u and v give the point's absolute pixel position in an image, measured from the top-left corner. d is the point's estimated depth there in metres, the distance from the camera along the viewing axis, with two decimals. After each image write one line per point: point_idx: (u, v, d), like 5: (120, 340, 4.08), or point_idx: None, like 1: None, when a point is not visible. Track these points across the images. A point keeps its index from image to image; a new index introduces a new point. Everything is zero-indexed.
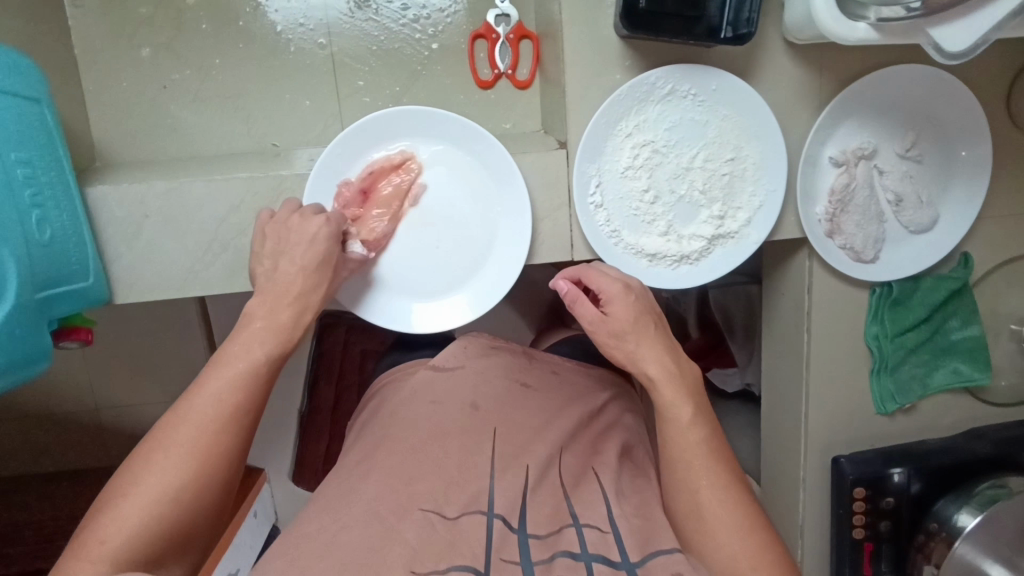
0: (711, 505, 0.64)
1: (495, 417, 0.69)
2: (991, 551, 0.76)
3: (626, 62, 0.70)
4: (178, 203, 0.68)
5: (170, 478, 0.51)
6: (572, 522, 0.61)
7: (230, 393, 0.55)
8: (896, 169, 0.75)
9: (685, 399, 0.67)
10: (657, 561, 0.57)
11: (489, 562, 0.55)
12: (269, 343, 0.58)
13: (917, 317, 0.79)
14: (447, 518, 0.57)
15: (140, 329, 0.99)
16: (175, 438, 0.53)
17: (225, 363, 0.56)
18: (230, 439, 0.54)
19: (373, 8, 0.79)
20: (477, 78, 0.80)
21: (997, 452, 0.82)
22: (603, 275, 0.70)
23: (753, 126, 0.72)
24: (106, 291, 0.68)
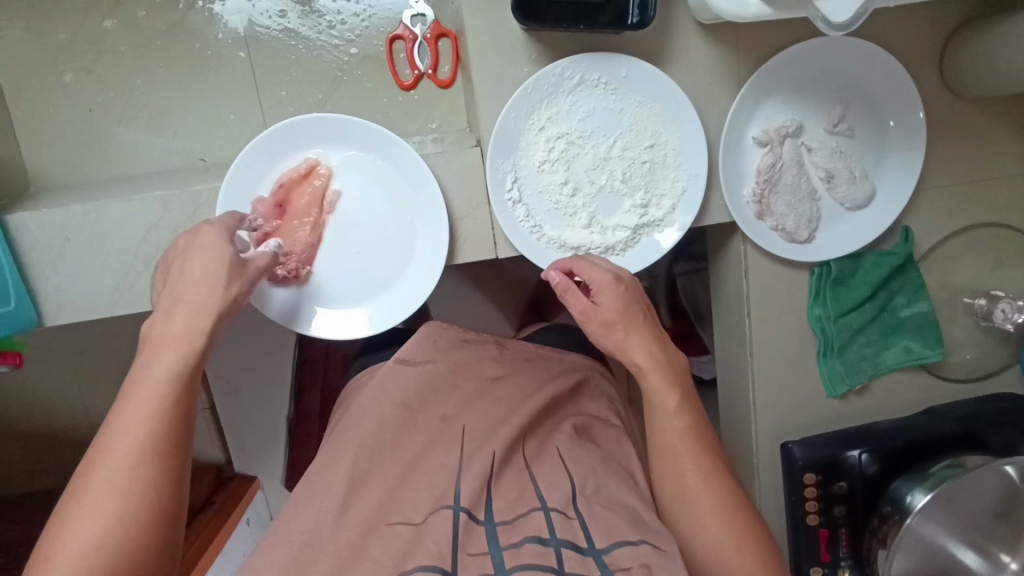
0: (698, 487, 0.62)
1: (466, 417, 0.69)
2: (963, 537, 0.75)
3: (533, 56, 0.70)
4: (97, 223, 0.69)
5: (97, 532, 0.45)
6: (539, 506, 0.60)
7: (147, 416, 0.49)
8: (823, 145, 0.73)
9: (672, 387, 0.65)
10: (626, 548, 0.57)
11: (455, 560, 0.56)
12: (174, 357, 0.53)
13: (858, 296, 0.77)
14: (415, 525, 0.59)
15: (107, 345, 1.02)
16: (93, 485, 0.46)
17: (134, 393, 0.50)
18: (153, 474, 0.48)
19: (288, 18, 0.79)
20: (398, 82, 0.80)
21: (961, 429, 0.79)
22: (591, 266, 0.68)
23: (668, 112, 0.72)
24: (35, 315, 0.70)
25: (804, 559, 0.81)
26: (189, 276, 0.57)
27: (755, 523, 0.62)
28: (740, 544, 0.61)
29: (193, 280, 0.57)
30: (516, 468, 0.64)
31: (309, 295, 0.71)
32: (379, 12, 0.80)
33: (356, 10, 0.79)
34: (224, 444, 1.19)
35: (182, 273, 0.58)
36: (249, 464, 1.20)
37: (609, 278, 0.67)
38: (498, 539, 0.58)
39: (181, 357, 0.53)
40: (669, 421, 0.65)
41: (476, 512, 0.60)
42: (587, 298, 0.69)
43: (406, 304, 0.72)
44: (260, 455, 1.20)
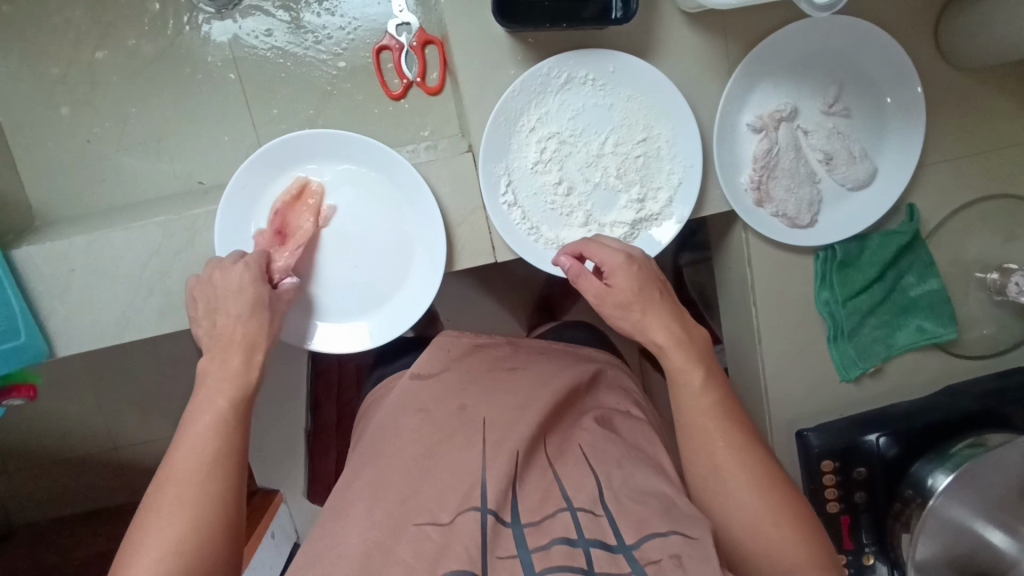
0: (731, 469, 0.61)
1: (484, 407, 0.68)
2: (984, 513, 0.71)
3: (519, 57, 0.69)
4: (100, 253, 0.70)
5: (175, 538, 0.49)
6: (566, 507, 0.58)
7: (215, 434, 0.55)
8: (820, 127, 0.72)
9: (696, 363, 0.63)
10: (655, 540, 0.55)
11: (486, 561, 0.54)
12: (227, 384, 0.57)
13: (866, 278, 0.76)
14: (443, 525, 0.57)
15: (124, 368, 1.04)
16: (167, 499, 0.51)
17: (196, 417, 0.55)
18: (220, 488, 0.53)
19: (276, 37, 0.80)
20: (387, 92, 0.80)
21: (981, 406, 0.78)
22: (602, 247, 0.66)
23: (658, 104, 0.71)
24: (46, 347, 0.71)
25: None
26: (223, 299, 0.61)
27: (794, 502, 0.61)
28: (781, 518, 0.59)
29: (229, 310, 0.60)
30: (539, 467, 0.63)
31: (312, 312, 0.71)
32: (364, 24, 0.80)
33: (342, 23, 0.80)
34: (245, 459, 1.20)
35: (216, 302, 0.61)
36: (272, 479, 1.20)
37: (622, 257, 0.65)
38: (526, 542, 0.56)
39: (238, 381, 0.58)
40: (697, 399, 0.63)
41: (504, 514, 0.58)
42: (601, 281, 0.67)
43: (410, 313, 0.72)
44: (283, 468, 1.20)
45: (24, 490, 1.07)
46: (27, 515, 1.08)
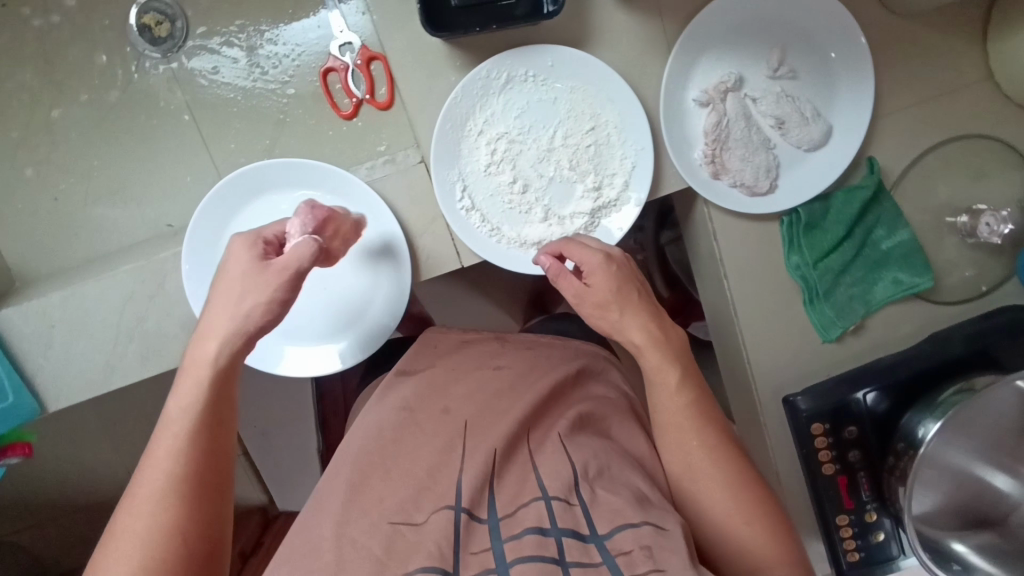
0: (703, 465, 0.66)
1: (467, 410, 0.69)
2: (990, 460, 0.73)
3: (456, 63, 0.70)
4: (76, 306, 0.72)
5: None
6: (541, 495, 0.60)
7: (169, 463, 0.52)
8: (767, 93, 0.72)
9: (671, 362, 0.67)
10: (627, 531, 0.57)
11: (457, 559, 0.56)
12: (183, 402, 0.55)
13: (834, 237, 0.76)
14: (416, 525, 0.58)
15: (128, 411, 1.07)
16: (122, 535, 0.50)
17: (159, 440, 0.53)
18: (171, 521, 0.50)
19: (223, 74, 0.81)
20: (339, 113, 0.80)
21: (970, 348, 0.77)
22: (581, 247, 0.68)
23: (602, 91, 0.71)
24: (38, 404, 0.73)
25: (830, 510, 0.79)
26: (226, 281, 0.59)
27: (764, 499, 0.65)
28: (751, 517, 0.63)
29: (227, 301, 0.58)
30: (518, 463, 0.64)
31: (289, 339, 0.73)
32: (308, 50, 0.81)
33: (286, 50, 0.81)
34: (261, 484, 1.22)
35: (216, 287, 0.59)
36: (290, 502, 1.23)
37: (600, 257, 0.67)
38: (500, 531, 0.58)
39: (198, 392, 0.55)
40: (672, 399, 0.67)
41: (477, 511, 0.59)
42: (581, 281, 0.69)
43: (383, 326, 0.73)
44: (297, 490, 1.23)
45: (49, 540, 1.10)
46: (56, 564, 1.12)
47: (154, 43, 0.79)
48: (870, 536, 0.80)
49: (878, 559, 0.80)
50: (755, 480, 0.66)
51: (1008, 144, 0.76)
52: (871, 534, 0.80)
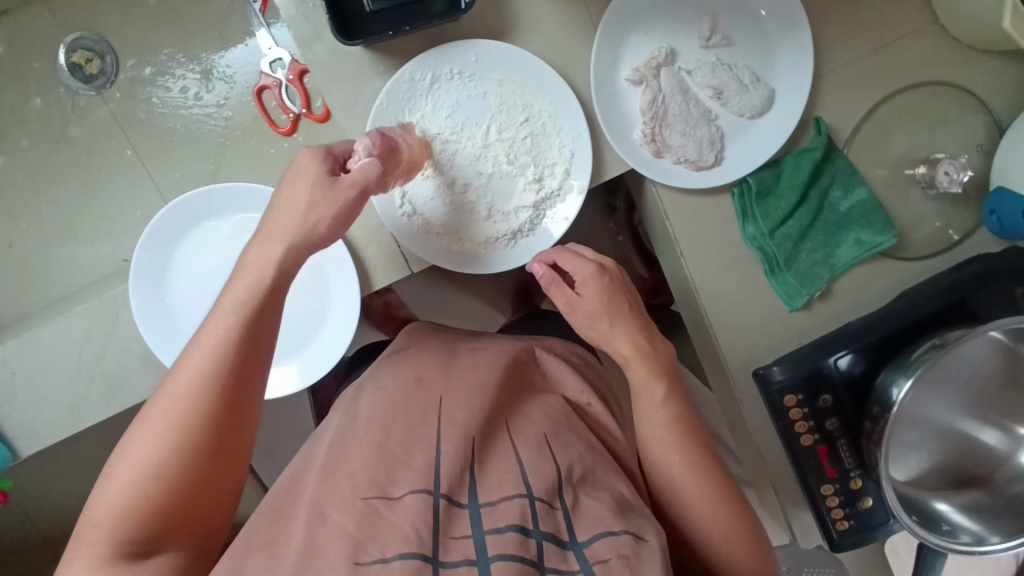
0: (681, 474, 0.65)
1: (443, 387, 0.65)
2: (977, 416, 0.72)
3: (380, 68, 0.69)
4: (34, 351, 0.74)
5: (155, 458, 0.47)
6: (525, 493, 0.56)
7: (215, 351, 0.51)
8: (702, 64, 0.70)
9: (658, 377, 0.66)
10: (603, 539, 0.55)
11: (437, 545, 0.51)
12: (239, 295, 0.55)
13: (788, 204, 0.74)
14: (391, 500, 0.54)
15: None
16: (160, 412, 0.49)
17: (211, 322, 0.53)
18: (209, 410, 0.50)
19: (159, 105, 0.81)
20: (277, 131, 0.76)
21: (948, 299, 0.74)
22: (575, 256, 0.68)
23: (531, 81, 0.70)
24: (10, 451, 0.74)
25: (813, 480, 0.77)
26: (293, 188, 0.59)
27: (736, 504, 0.64)
28: (731, 534, 0.63)
29: (291, 210, 0.58)
30: (496, 450, 0.61)
31: None
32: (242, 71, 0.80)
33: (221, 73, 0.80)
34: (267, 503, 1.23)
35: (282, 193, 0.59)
36: None
37: (591, 269, 0.66)
38: (482, 520, 0.54)
39: (251, 290, 0.55)
40: (656, 413, 0.66)
41: (456, 497, 0.55)
42: (572, 289, 0.69)
43: (340, 334, 0.73)
44: None
45: None
46: None
47: (86, 81, 0.80)
48: (858, 503, 0.77)
49: (870, 525, 0.77)
50: (724, 478, 0.66)
51: (960, 88, 0.74)
52: (859, 501, 0.77)
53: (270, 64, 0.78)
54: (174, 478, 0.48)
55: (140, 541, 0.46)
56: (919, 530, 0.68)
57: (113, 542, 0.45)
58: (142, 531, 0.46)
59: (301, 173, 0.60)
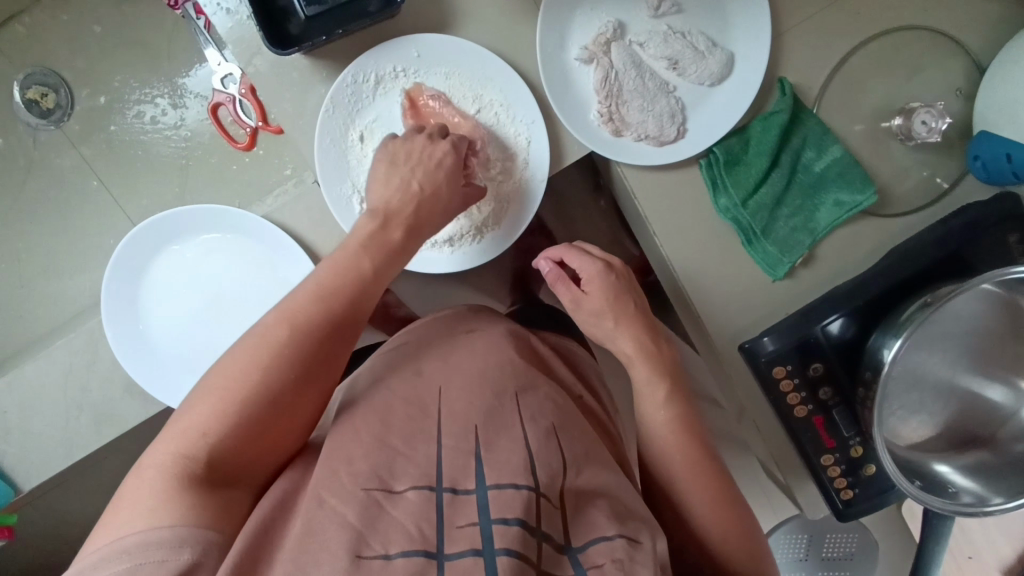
0: (672, 461, 0.62)
1: (444, 375, 0.59)
2: (983, 373, 0.68)
3: (323, 73, 0.67)
4: (23, 389, 0.75)
5: (256, 389, 0.50)
6: (531, 486, 0.50)
7: (331, 298, 0.55)
8: (652, 35, 0.68)
9: (661, 377, 0.64)
10: (602, 544, 0.49)
11: (441, 538, 0.46)
12: (369, 255, 0.58)
13: (758, 170, 0.70)
14: (394, 493, 0.48)
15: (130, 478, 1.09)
16: (270, 344, 0.51)
17: (331, 270, 0.56)
18: (315, 352, 0.53)
19: (133, 136, 0.97)
20: (236, 145, 0.94)
21: (944, 252, 0.69)
22: (582, 256, 0.67)
23: (477, 71, 0.68)
24: (10, 487, 0.75)
25: (810, 453, 0.72)
26: (424, 183, 0.63)
27: (729, 495, 0.62)
28: (730, 530, 0.60)
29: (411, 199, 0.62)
30: (505, 428, 0.55)
31: None
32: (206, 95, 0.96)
33: (181, 97, 0.96)
34: None
35: (408, 179, 0.62)
36: None
37: (598, 267, 0.66)
38: (490, 508, 0.48)
39: (371, 246, 0.58)
40: (657, 413, 0.64)
41: (462, 485, 0.50)
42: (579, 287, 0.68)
43: None
44: None
45: None
46: None
47: (43, 116, 0.94)
48: (861, 471, 0.73)
49: (876, 492, 0.73)
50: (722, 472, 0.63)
51: (929, 30, 0.71)
52: (861, 469, 0.72)
53: (222, 79, 0.91)
54: (256, 417, 0.49)
55: (223, 468, 0.48)
56: (921, 496, 0.65)
57: (209, 463, 0.47)
58: (216, 456, 0.47)
59: (432, 164, 0.64)
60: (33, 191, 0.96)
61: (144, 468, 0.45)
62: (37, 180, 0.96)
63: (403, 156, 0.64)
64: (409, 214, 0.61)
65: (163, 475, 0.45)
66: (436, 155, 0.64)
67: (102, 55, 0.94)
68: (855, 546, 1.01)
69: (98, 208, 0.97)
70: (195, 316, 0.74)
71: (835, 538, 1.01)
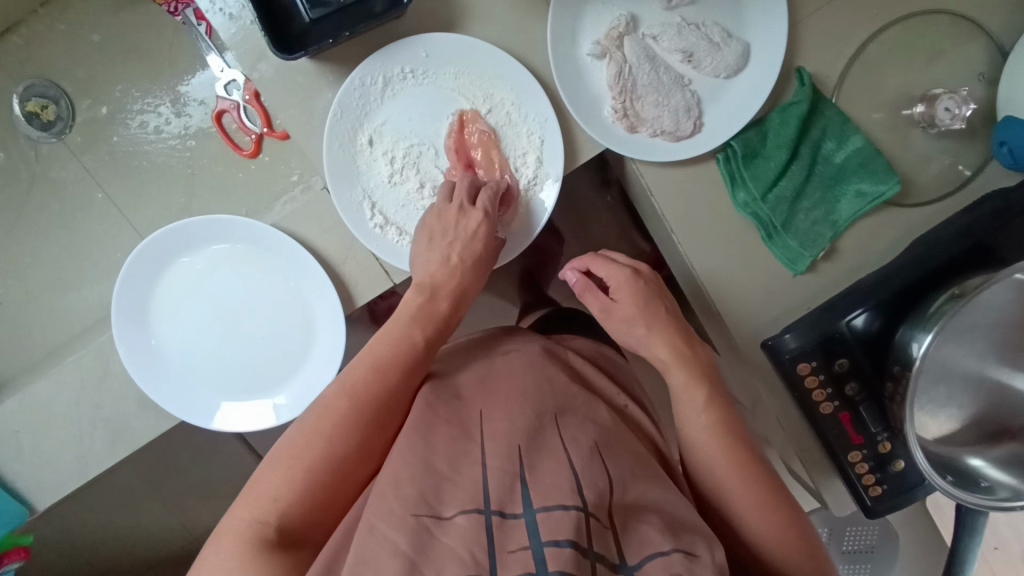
0: (719, 464, 0.60)
1: (484, 398, 0.58)
2: (1017, 364, 0.66)
3: (330, 77, 0.66)
4: (33, 408, 0.73)
5: (323, 452, 0.51)
6: (579, 506, 0.47)
7: (390, 366, 0.56)
8: (666, 27, 0.67)
9: (699, 382, 0.63)
10: (657, 560, 0.46)
11: (494, 562, 0.44)
12: (420, 328, 0.59)
13: (778, 162, 0.68)
14: (444, 519, 0.47)
15: (136, 494, 1.07)
16: (338, 408, 0.53)
17: (390, 339, 0.58)
18: (376, 413, 0.54)
19: (136, 144, 0.96)
20: (241, 152, 0.93)
21: (965, 244, 0.66)
22: (607, 263, 0.66)
23: (487, 69, 0.67)
24: (25, 505, 0.74)
25: (836, 449, 0.70)
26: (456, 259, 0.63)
27: (780, 501, 0.59)
28: (784, 538, 0.58)
29: (447, 274, 0.63)
30: (549, 452, 0.53)
31: (246, 394, 0.73)
32: (209, 103, 0.95)
33: (184, 106, 0.95)
34: None
35: (445, 257, 0.63)
36: None
37: (628, 273, 0.66)
38: (540, 530, 0.46)
39: (421, 312, 0.60)
40: (698, 418, 0.62)
41: (511, 508, 0.48)
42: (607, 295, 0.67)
43: (330, 358, 0.71)
44: None
45: None
46: None
47: (45, 128, 0.93)
48: (889, 467, 0.70)
49: (906, 487, 0.70)
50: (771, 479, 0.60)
51: (950, 15, 0.69)
52: (890, 465, 0.70)
53: (226, 85, 0.89)
54: (325, 479, 0.51)
55: (294, 529, 0.49)
56: (955, 491, 0.64)
57: (279, 527, 0.48)
58: (287, 519, 0.49)
59: (466, 238, 0.64)
60: (37, 206, 0.95)
61: (223, 534, 0.47)
62: (40, 194, 0.95)
63: (440, 231, 0.64)
64: (451, 288, 0.62)
65: (239, 540, 0.46)
66: (469, 231, 0.64)
67: (102, 64, 0.93)
68: (876, 538, 0.99)
69: (105, 220, 0.96)
70: (203, 330, 0.73)
71: (855, 531, 0.99)
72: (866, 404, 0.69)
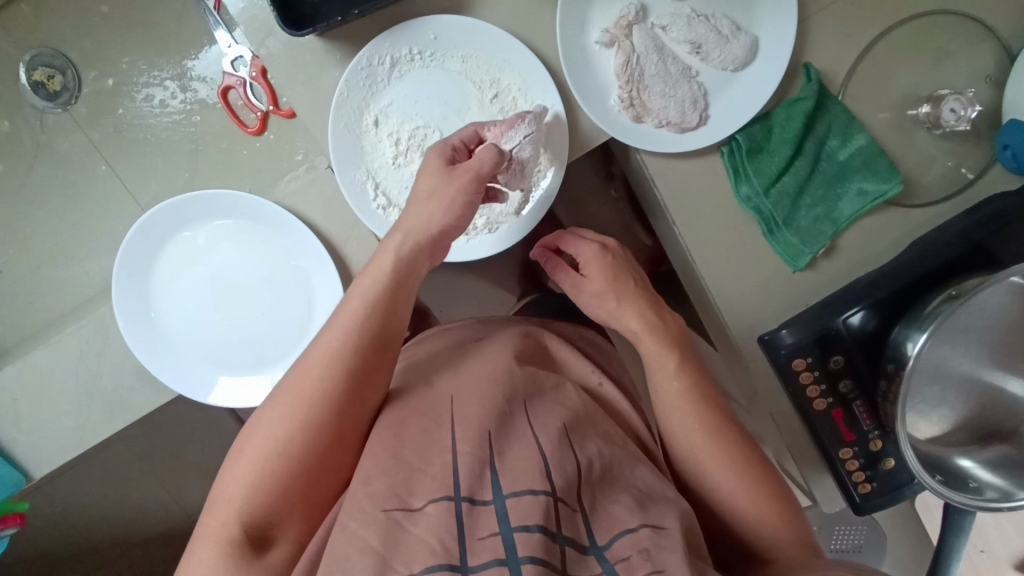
0: (702, 447, 0.60)
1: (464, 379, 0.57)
2: (1009, 368, 0.66)
3: (338, 56, 0.66)
4: (32, 377, 0.74)
5: (279, 440, 0.50)
6: (548, 491, 0.48)
7: (337, 343, 0.54)
8: (676, 18, 0.67)
9: (669, 348, 0.63)
10: (625, 538, 0.49)
11: (464, 550, 0.45)
12: (368, 278, 0.57)
13: (782, 158, 0.69)
14: (413, 511, 0.47)
15: (132, 467, 1.08)
16: (286, 394, 0.52)
17: (344, 311, 0.56)
18: (331, 394, 0.52)
19: (141, 118, 0.96)
20: (246, 129, 0.91)
21: (959, 246, 0.66)
22: (576, 240, 0.67)
23: (495, 54, 0.67)
24: (21, 474, 0.75)
25: (829, 447, 0.70)
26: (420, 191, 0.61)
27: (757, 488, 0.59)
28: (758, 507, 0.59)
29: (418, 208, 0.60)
30: (516, 438, 0.53)
31: (245, 370, 0.73)
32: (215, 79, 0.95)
33: (190, 81, 0.95)
34: None
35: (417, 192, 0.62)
36: None
37: (595, 248, 0.66)
38: (509, 516, 0.47)
39: (377, 279, 0.57)
40: (670, 383, 0.62)
41: (480, 496, 0.48)
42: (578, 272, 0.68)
43: None
44: None
45: None
46: None
47: (50, 98, 0.93)
48: (879, 465, 0.70)
49: (894, 485, 0.70)
50: (732, 471, 0.60)
51: (960, 16, 0.69)
52: (880, 464, 0.70)
53: (232, 61, 0.85)
54: (287, 467, 0.50)
55: (262, 522, 0.49)
56: (944, 490, 0.64)
57: (242, 522, 0.48)
58: (250, 514, 0.49)
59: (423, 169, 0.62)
60: (41, 175, 0.95)
61: (198, 538, 0.48)
62: (44, 164, 0.95)
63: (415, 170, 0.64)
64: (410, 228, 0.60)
65: (212, 543, 0.47)
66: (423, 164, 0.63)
67: (112, 36, 0.93)
68: (863, 538, 0.99)
69: (108, 193, 0.96)
70: (202, 305, 0.73)
71: (844, 531, 0.99)
72: (859, 399, 0.69)
